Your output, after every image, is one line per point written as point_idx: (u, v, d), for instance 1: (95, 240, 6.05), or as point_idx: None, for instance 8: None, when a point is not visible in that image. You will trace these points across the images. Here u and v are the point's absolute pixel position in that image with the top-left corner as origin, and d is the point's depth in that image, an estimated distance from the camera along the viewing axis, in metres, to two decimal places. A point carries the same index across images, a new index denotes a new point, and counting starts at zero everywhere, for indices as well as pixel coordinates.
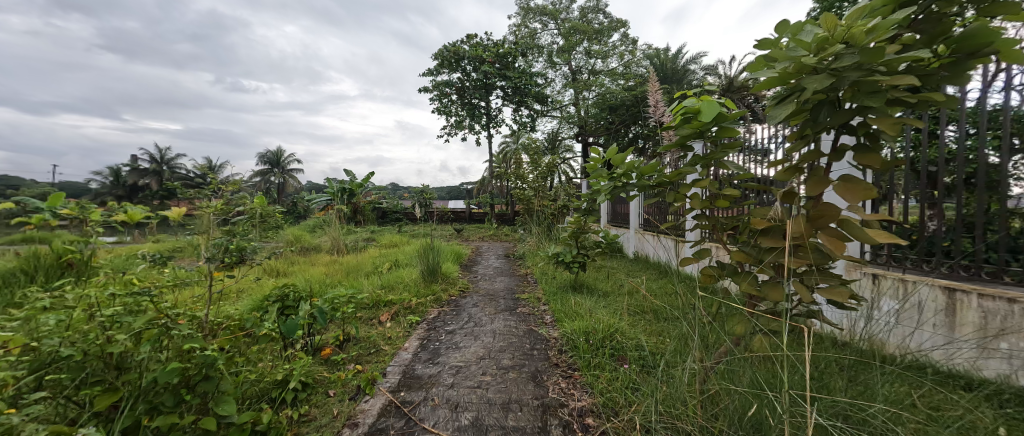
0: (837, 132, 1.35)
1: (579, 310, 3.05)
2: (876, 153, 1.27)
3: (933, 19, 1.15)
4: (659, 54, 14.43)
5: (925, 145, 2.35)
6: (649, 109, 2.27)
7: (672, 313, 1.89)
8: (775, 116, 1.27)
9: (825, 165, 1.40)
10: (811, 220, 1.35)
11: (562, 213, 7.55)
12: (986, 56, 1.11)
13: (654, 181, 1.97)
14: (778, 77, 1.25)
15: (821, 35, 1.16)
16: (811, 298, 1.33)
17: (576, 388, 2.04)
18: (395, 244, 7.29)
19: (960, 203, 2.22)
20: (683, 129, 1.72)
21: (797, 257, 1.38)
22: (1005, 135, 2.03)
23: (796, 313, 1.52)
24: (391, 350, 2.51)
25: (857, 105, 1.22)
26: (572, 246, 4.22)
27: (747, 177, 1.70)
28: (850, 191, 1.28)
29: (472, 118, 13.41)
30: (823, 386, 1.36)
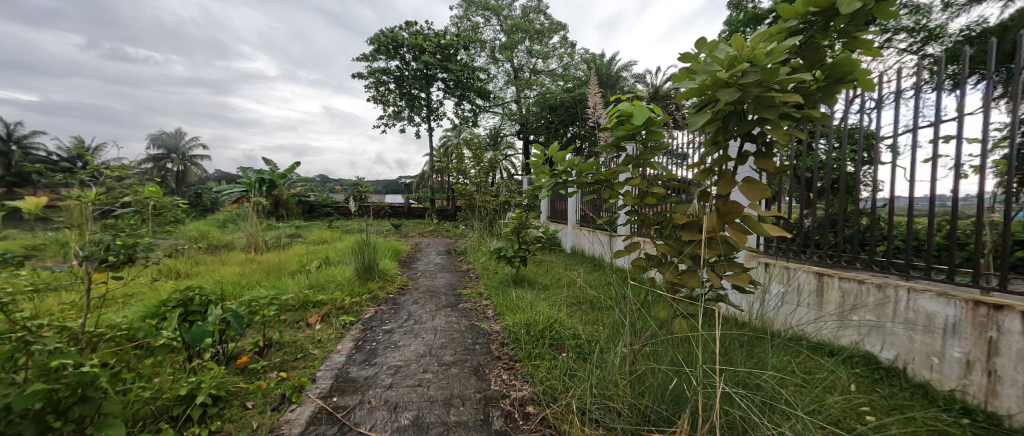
0: (741, 140, 1.56)
1: (520, 304, 3.13)
2: (770, 158, 1.49)
3: (812, 48, 1.38)
4: (595, 59, 15.26)
5: (804, 155, 2.81)
6: (587, 111, 2.38)
7: (606, 303, 2.04)
8: (695, 123, 1.43)
9: (732, 169, 1.60)
10: (722, 217, 1.54)
11: (504, 208, 7.64)
12: (849, 83, 1.36)
13: (591, 178, 2.08)
14: (698, 87, 1.40)
15: (731, 53, 1.33)
16: (720, 284, 1.52)
17: (517, 379, 2.10)
18: (325, 240, 6.77)
19: (829, 203, 2.69)
20: (618, 131, 1.84)
21: (710, 248, 1.56)
22: (860, 149, 2.50)
23: (708, 297, 1.73)
24: (321, 353, 2.33)
25: (757, 117, 1.42)
26: (513, 241, 4.29)
27: (671, 178, 1.88)
28: (750, 191, 1.49)
29: (411, 109, 12.89)
30: (728, 359, 1.57)
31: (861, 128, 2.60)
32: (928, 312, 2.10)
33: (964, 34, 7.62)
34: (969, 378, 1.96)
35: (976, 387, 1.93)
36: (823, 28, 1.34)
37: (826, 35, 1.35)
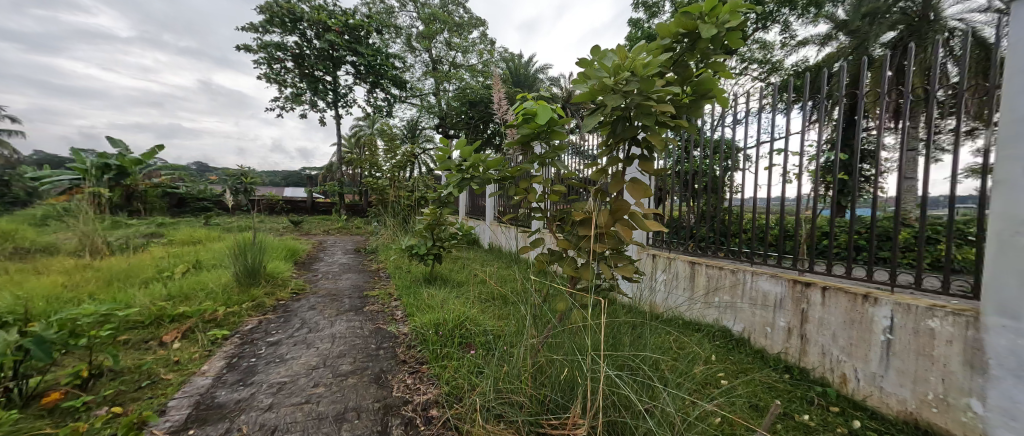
0: (629, 144, 1.70)
1: (431, 303, 3.04)
2: (651, 161, 1.65)
3: (683, 65, 1.57)
4: (513, 58, 15.61)
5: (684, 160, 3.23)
6: (494, 107, 2.38)
7: (513, 299, 2.09)
8: (588, 124, 1.54)
9: (622, 169, 1.73)
10: (612, 213, 1.65)
11: (420, 204, 7.36)
12: (710, 98, 1.57)
13: (498, 175, 2.09)
14: (590, 91, 1.52)
15: (616, 62, 1.45)
16: (610, 275, 1.65)
17: (422, 382, 2.02)
18: (199, 241, 5.72)
19: (701, 202, 3.23)
20: (523, 129, 1.87)
21: (602, 242, 1.69)
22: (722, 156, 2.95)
23: (602, 288, 1.87)
24: (177, 378, 1.94)
25: (640, 122, 1.56)
26: (426, 239, 4.14)
27: (571, 176, 1.97)
28: (635, 190, 1.63)
29: (314, 93, 11.61)
30: (616, 344, 1.73)
31: (724, 139, 3.11)
32: (766, 291, 2.68)
33: (798, 69, 9.57)
34: (789, 341, 2.57)
35: (794, 349, 2.53)
36: (691, 48, 1.53)
37: (693, 55, 1.55)
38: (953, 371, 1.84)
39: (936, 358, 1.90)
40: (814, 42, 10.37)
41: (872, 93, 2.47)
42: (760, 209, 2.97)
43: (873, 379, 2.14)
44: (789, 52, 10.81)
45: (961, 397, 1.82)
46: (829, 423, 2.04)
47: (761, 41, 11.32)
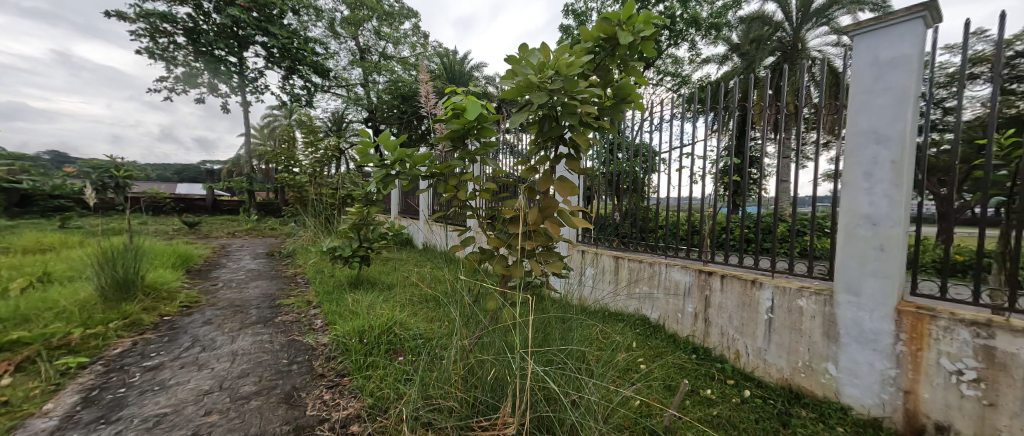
0: (557, 143, 1.73)
1: (356, 309, 2.82)
2: (578, 161, 1.69)
3: (604, 70, 1.65)
4: (448, 54, 15.31)
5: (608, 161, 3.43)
6: (422, 101, 2.27)
7: (444, 300, 2.02)
8: (515, 120, 1.53)
9: (550, 168, 1.75)
10: (541, 211, 1.66)
11: (345, 203, 6.84)
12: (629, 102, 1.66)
13: (426, 172, 1.90)
14: (516, 87, 1.53)
15: (540, 60, 1.49)
16: (539, 272, 1.65)
17: (342, 396, 1.86)
18: (50, 249, 4.62)
19: (626, 200, 3.54)
20: (451, 124, 1.78)
21: (531, 239, 1.69)
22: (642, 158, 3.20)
23: (532, 285, 1.88)
24: (3, 424, 1.52)
25: (566, 121, 1.59)
26: (350, 240, 3.84)
27: (502, 173, 1.94)
28: (562, 189, 1.66)
29: (214, 75, 10.13)
30: (545, 340, 1.76)
31: (643, 143, 3.39)
32: (678, 280, 3.01)
33: (703, 84, 10.82)
34: (695, 325, 2.90)
35: (700, 331, 2.87)
36: (611, 53, 1.60)
37: (613, 60, 1.63)
38: (815, 340, 2.24)
39: (803, 331, 2.29)
40: (715, 61, 11.82)
41: (759, 106, 2.86)
42: (673, 207, 3.28)
43: (759, 352, 2.51)
44: (696, 67, 12.18)
45: (820, 361, 2.22)
46: (727, 395, 2.31)
47: (674, 56, 12.58)
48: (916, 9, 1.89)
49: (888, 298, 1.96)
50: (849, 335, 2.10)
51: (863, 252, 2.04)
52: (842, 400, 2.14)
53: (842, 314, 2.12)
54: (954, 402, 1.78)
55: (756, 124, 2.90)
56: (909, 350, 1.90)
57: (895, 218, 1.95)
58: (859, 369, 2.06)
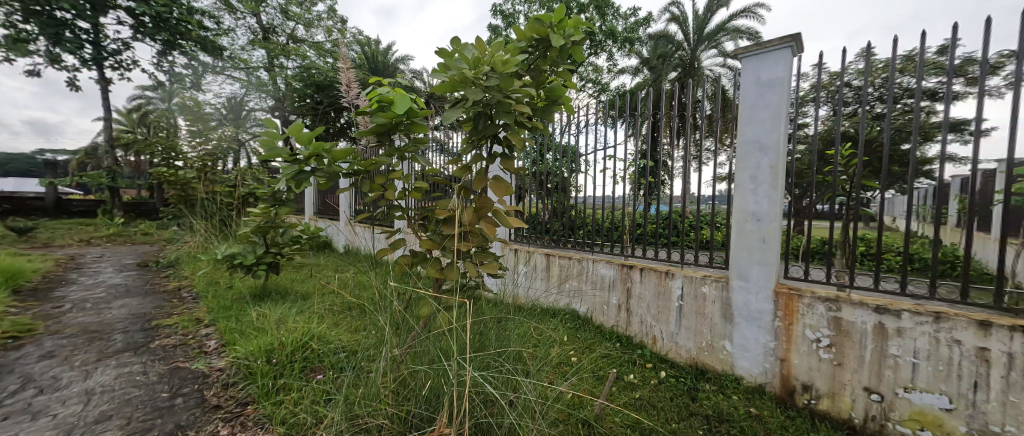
0: (492, 141, 1.68)
1: (262, 325, 2.46)
2: (513, 160, 1.65)
3: (536, 70, 1.65)
4: (369, 43, 14.35)
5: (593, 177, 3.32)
6: (342, 90, 2.04)
7: (370, 309, 1.86)
8: (450, 117, 1.48)
9: (484, 166, 1.69)
10: (476, 211, 1.59)
11: (247, 203, 5.97)
12: (561, 104, 1.68)
13: (348, 169, 1.70)
14: (450, 82, 1.47)
15: (474, 54, 1.44)
16: (475, 274, 1.58)
17: (246, 429, 1.59)
18: None
19: (553, 200, 3.69)
20: (377, 118, 1.58)
21: (466, 241, 1.61)
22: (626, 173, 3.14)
23: (467, 288, 1.81)
24: None
25: (501, 120, 1.57)
26: (253, 245, 3.34)
27: (434, 171, 1.82)
28: (497, 188, 1.58)
29: (57, 43, 8.07)
30: (481, 344, 1.73)
31: (570, 145, 3.54)
32: (603, 274, 3.21)
33: (619, 92, 11.76)
34: (619, 316, 3.12)
35: (622, 321, 3.10)
36: (544, 54, 1.61)
37: (545, 61, 1.63)
38: (716, 322, 2.56)
39: (706, 314, 2.60)
40: (629, 72, 12.94)
41: (670, 114, 3.16)
42: (598, 206, 3.48)
43: (672, 336, 2.79)
44: (613, 77, 13.23)
45: (720, 340, 2.54)
46: (647, 378, 2.52)
47: (594, 65, 13.46)
48: (786, 39, 2.26)
49: (768, 281, 2.32)
50: (741, 315, 2.43)
51: (751, 244, 2.38)
52: (736, 372, 2.47)
53: (736, 297, 2.45)
54: (815, 365, 2.16)
55: (667, 131, 3.21)
56: (784, 324, 2.27)
57: (773, 214, 2.31)
58: (748, 344, 2.40)
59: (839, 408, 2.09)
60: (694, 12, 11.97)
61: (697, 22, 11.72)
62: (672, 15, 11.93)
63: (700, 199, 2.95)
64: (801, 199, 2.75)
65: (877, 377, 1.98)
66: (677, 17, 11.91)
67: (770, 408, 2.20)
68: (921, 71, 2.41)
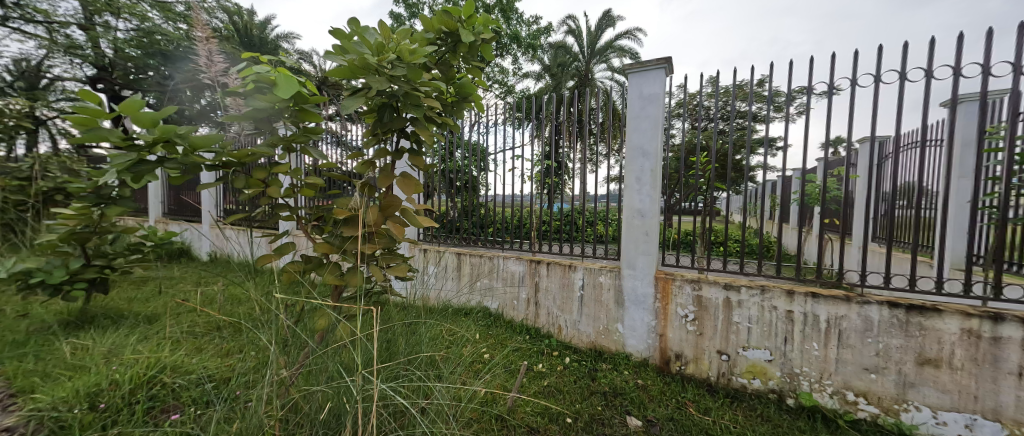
0: (398, 136, 1.55)
1: (84, 361, 1.88)
2: (422, 156, 1.55)
3: (445, 64, 1.58)
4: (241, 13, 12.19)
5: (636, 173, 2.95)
6: (199, 61, 1.63)
7: (246, 326, 1.56)
8: (349, 107, 1.32)
9: (391, 163, 1.56)
10: (382, 210, 1.45)
11: (54, 201, 4.51)
12: (471, 102, 1.65)
13: (214, 161, 1.36)
14: (348, 66, 1.32)
15: (377, 39, 1.31)
16: (382, 279, 1.43)
17: None
18: None
19: (462, 198, 3.66)
20: (254, 101, 1.29)
21: (370, 243, 1.46)
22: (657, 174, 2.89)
23: (372, 294, 1.65)
24: None
25: (409, 114, 1.47)
26: (64, 258, 2.51)
27: (330, 166, 1.59)
28: (405, 185, 1.46)
29: None
30: (389, 353, 1.61)
31: (479, 144, 3.56)
32: (513, 270, 3.31)
33: (524, 95, 12.25)
34: (528, 309, 3.26)
35: (530, 314, 3.24)
36: (453, 49, 1.55)
37: (454, 56, 1.58)
38: (610, 308, 2.86)
39: (603, 301, 2.89)
40: (532, 77, 13.61)
41: (570, 119, 3.41)
42: (506, 205, 3.57)
43: (574, 324, 3.02)
44: (518, 80, 13.76)
45: (614, 323, 2.85)
46: (554, 366, 2.68)
47: (499, 66, 13.76)
48: (662, 60, 2.62)
49: (649, 268, 2.68)
50: (630, 300, 2.76)
51: (636, 237, 2.72)
52: (626, 350, 2.79)
53: (626, 284, 2.77)
54: (685, 336, 2.58)
55: (568, 135, 3.46)
56: (663, 305, 2.65)
57: (654, 211, 2.67)
58: (636, 325, 2.74)
59: (702, 370, 2.53)
60: (588, 28, 13.17)
61: (590, 37, 12.91)
62: (569, 28, 12.91)
63: (597, 198, 3.26)
64: (673, 198, 3.25)
65: (726, 341, 2.45)
66: (574, 31, 12.93)
67: (653, 378, 2.54)
68: (751, 97, 3.06)
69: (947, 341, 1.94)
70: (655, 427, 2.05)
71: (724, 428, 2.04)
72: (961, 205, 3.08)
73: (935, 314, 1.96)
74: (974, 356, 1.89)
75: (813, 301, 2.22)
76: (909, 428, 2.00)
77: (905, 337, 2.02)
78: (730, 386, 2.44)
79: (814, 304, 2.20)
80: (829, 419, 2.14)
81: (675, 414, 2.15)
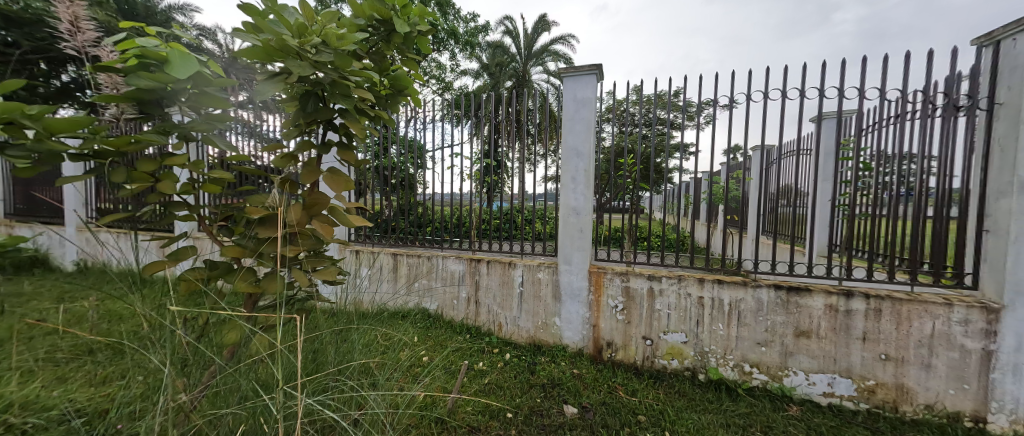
0: (324, 128, 1.42)
1: None
2: (352, 151, 1.44)
3: (378, 54, 1.48)
4: None
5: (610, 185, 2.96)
6: (53, 23, 1.27)
7: (124, 346, 1.28)
8: (264, 92, 1.20)
9: (316, 157, 1.43)
10: (306, 209, 1.31)
11: None
12: (407, 96, 1.56)
13: (83, 150, 1.11)
14: (262, 48, 1.18)
15: (298, 19, 1.19)
16: (307, 284, 1.29)
17: None
18: None
19: (398, 196, 3.50)
20: (138, 80, 1.07)
21: (292, 245, 1.31)
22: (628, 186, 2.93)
23: (295, 302, 1.49)
24: None
25: (337, 104, 1.35)
26: None
27: (241, 159, 1.41)
28: (333, 182, 1.34)
29: None
30: (316, 364, 1.49)
31: (415, 140, 3.43)
32: (453, 270, 3.25)
33: (462, 92, 12.13)
34: (468, 308, 3.23)
35: (470, 313, 3.22)
36: (387, 38, 1.46)
37: (388, 47, 1.48)
38: (548, 302, 2.95)
39: (541, 296, 2.97)
40: (471, 75, 13.54)
41: (509, 119, 3.45)
42: (445, 203, 3.50)
43: (514, 320, 3.07)
44: (456, 77, 13.59)
45: (552, 317, 2.95)
46: (495, 363, 2.69)
47: (436, 61, 13.41)
48: (593, 67, 2.77)
49: (583, 262, 2.82)
50: (566, 294, 2.88)
51: (571, 233, 2.85)
52: (563, 342, 2.91)
53: (563, 279, 2.89)
54: (615, 325, 2.77)
55: (506, 135, 3.50)
56: (595, 297, 2.81)
57: (587, 209, 2.82)
58: (572, 318, 2.88)
59: (629, 356, 2.74)
60: (524, 30, 13.46)
61: (526, 40, 13.20)
62: (507, 28, 13.07)
63: (534, 196, 3.34)
64: (604, 197, 3.46)
65: (650, 328, 2.69)
66: (511, 32, 13.11)
67: (587, 366, 2.68)
68: (669, 106, 3.39)
69: (816, 315, 2.34)
70: (589, 413, 2.16)
71: (649, 406, 2.22)
72: (825, 203, 3.76)
73: (809, 293, 2.36)
74: (835, 326, 2.31)
75: (719, 287, 2.52)
76: (791, 390, 2.37)
77: (787, 313, 2.39)
78: (653, 367, 2.67)
79: (719, 290, 2.52)
80: (732, 389, 2.45)
81: (607, 398, 2.30)
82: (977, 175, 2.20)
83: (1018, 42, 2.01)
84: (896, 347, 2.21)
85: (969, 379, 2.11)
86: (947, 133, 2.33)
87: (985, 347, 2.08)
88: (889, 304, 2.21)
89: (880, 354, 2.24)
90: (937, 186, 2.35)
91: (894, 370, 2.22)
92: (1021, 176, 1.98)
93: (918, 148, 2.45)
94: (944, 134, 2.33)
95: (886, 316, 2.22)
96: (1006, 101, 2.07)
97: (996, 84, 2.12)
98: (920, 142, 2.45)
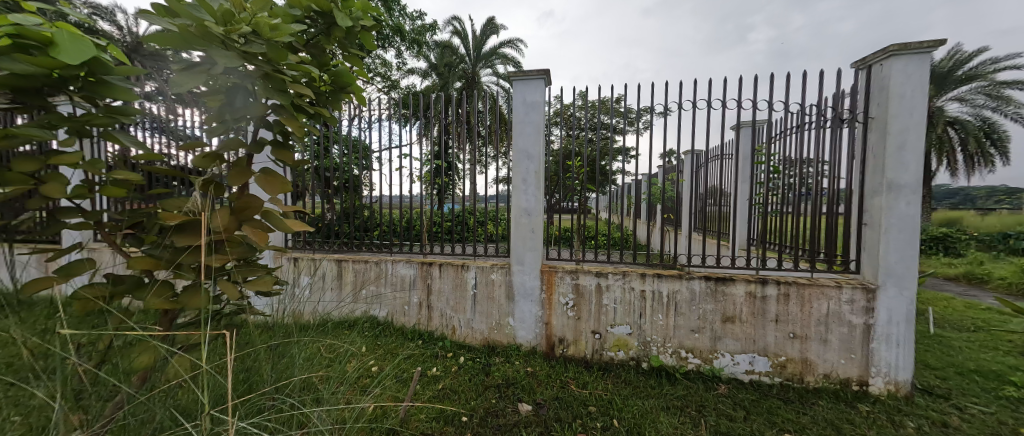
0: (256, 125, 1.29)
1: None
2: (288, 150, 1.33)
3: (318, 48, 1.37)
4: None
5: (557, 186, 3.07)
6: None
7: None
8: (182, 83, 1.08)
9: (246, 157, 1.30)
10: (235, 213, 1.18)
11: None
12: (349, 93, 1.47)
13: None
14: (178, 33, 1.05)
15: (222, 5, 1.09)
16: (236, 297, 1.17)
17: None
18: None
19: (342, 199, 3.30)
20: (8, 63, 0.90)
21: (218, 253, 1.17)
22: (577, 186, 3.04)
23: (220, 318, 1.34)
24: None
25: (271, 100, 1.24)
26: None
27: (151, 158, 1.23)
28: (267, 183, 1.23)
29: None
30: (250, 384, 1.37)
31: (360, 140, 3.26)
32: (403, 274, 3.15)
33: (409, 92, 11.76)
34: (420, 313, 3.14)
35: (422, 319, 3.14)
36: (326, 31, 1.36)
37: (329, 41, 1.38)
38: (501, 303, 2.98)
39: (494, 297, 2.99)
40: (419, 74, 13.21)
41: (459, 120, 3.41)
42: (393, 206, 3.37)
43: (468, 323, 3.05)
44: (404, 75, 13.15)
45: (505, 318, 2.98)
46: (449, 368, 2.65)
47: (382, 59, 12.86)
48: (541, 72, 2.85)
49: (535, 262, 2.88)
50: (519, 294, 2.92)
51: (524, 234, 2.90)
52: (517, 342, 2.95)
53: (516, 279, 2.93)
54: (566, 322, 2.86)
55: (457, 136, 3.45)
56: (547, 295, 2.89)
57: (538, 210, 2.89)
58: (525, 318, 2.92)
59: (580, 350, 2.85)
60: (473, 31, 13.40)
61: (474, 41, 13.13)
62: (455, 29, 12.92)
63: (486, 198, 3.35)
64: (553, 198, 3.57)
65: (599, 322, 2.82)
66: (459, 32, 13.00)
67: (540, 363, 2.74)
68: (612, 112, 3.58)
69: (739, 302, 2.62)
70: (543, 409, 2.22)
71: (599, 397, 2.33)
72: (744, 202, 4.21)
73: (732, 282, 2.63)
74: (754, 310, 2.60)
75: (658, 281, 2.72)
76: (719, 370, 2.63)
77: (715, 302, 2.65)
78: (602, 360, 2.81)
79: (657, 283, 2.72)
80: (671, 374, 2.65)
81: (560, 393, 2.37)
82: (857, 178, 2.62)
83: (884, 67, 2.43)
84: (801, 326, 2.55)
85: (855, 349, 2.49)
86: (835, 141, 2.73)
87: (866, 322, 2.47)
88: (795, 289, 2.54)
89: (789, 333, 2.57)
90: (830, 187, 2.74)
91: (801, 346, 2.55)
92: (888, 178, 2.39)
93: (814, 154, 2.85)
94: (833, 142, 2.74)
95: (793, 300, 2.55)
96: (877, 116, 2.48)
97: (869, 101, 2.54)
98: (815, 148, 2.85)
